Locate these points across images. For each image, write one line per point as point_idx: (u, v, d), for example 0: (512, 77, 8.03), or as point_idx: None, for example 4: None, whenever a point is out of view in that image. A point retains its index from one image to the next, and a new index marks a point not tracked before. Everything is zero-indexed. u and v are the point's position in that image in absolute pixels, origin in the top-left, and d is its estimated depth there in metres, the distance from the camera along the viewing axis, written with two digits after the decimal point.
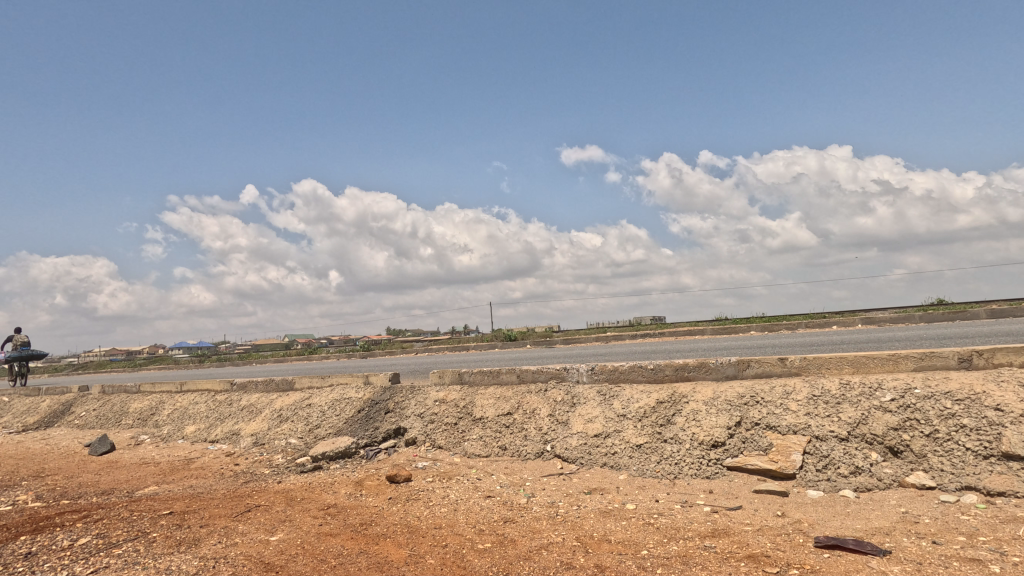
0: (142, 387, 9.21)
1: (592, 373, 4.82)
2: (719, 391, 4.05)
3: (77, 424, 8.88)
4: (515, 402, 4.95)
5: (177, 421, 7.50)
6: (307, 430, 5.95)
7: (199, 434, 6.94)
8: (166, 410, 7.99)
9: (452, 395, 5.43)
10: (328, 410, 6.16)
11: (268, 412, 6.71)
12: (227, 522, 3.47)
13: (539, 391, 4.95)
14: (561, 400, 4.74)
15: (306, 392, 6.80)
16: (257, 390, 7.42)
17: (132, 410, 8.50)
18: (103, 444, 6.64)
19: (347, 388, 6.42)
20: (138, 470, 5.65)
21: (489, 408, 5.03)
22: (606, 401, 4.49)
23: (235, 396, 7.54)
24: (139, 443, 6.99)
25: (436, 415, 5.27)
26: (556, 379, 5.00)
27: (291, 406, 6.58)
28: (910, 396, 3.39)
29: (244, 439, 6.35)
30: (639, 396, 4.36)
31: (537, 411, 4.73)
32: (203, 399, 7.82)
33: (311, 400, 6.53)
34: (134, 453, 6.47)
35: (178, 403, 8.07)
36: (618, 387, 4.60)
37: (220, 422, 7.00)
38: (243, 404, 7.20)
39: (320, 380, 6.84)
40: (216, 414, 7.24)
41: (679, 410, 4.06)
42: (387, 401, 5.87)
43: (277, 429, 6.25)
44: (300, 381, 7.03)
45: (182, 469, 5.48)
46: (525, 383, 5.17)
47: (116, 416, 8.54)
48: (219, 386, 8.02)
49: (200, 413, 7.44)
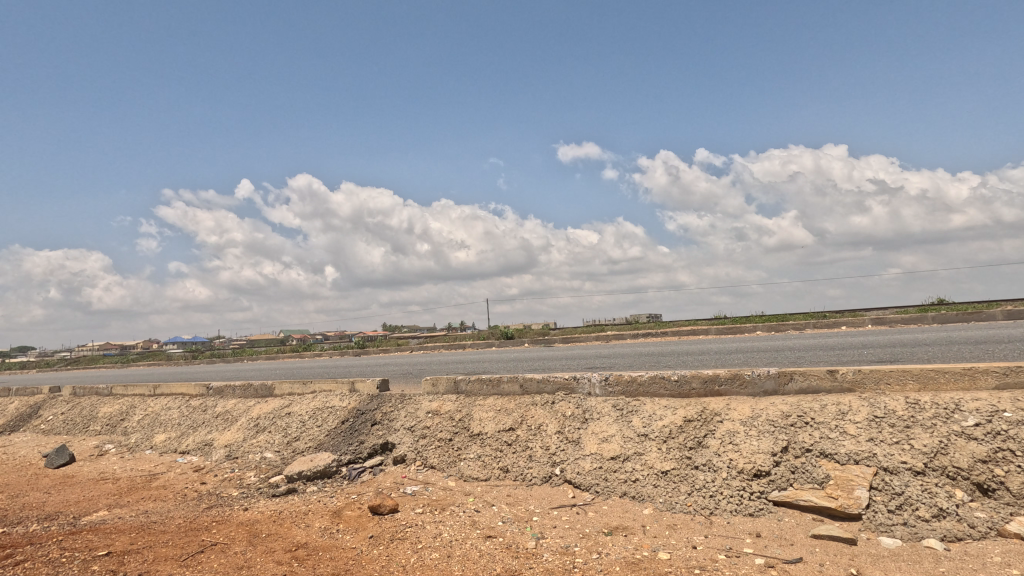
0: (113, 390, 8.56)
1: (606, 384, 4.23)
2: (758, 409, 3.47)
3: (42, 429, 8.22)
4: (518, 416, 4.36)
5: (146, 429, 6.87)
6: (286, 443, 5.35)
7: (169, 444, 6.31)
8: (136, 416, 7.36)
9: (447, 406, 4.84)
10: (309, 421, 5.55)
11: (244, 420, 6.10)
12: (172, 570, 2.85)
13: (546, 404, 4.36)
14: (570, 415, 4.15)
15: (286, 399, 6.18)
16: (235, 396, 6.80)
17: (101, 415, 7.86)
18: (61, 456, 6.01)
19: (331, 396, 5.82)
20: (93, 487, 5.02)
21: (488, 422, 4.44)
22: (624, 418, 3.91)
23: (210, 401, 6.92)
24: (103, 453, 6.37)
25: (428, 429, 4.67)
26: (564, 391, 4.41)
27: (269, 415, 5.97)
28: (999, 420, 2.80)
29: (216, 452, 5.74)
30: (662, 413, 3.78)
31: (543, 428, 4.15)
32: (176, 405, 7.19)
33: (291, 408, 5.92)
34: (94, 466, 5.84)
35: (150, 407, 7.44)
36: (636, 401, 4.01)
37: (192, 431, 6.38)
38: (218, 411, 6.58)
39: (302, 386, 6.23)
40: (189, 421, 6.62)
41: (712, 431, 3.47)
42: (374, 411, 5.27)
43: (252, 441, 5.65)
44: (280, 387, 6.42)
45: (142, 488, 4.86)
46: (529, 394, 4.58)
47: (84, 421, 7.90)
48: (194, 390, 7.39)
49: (172, 420, 6.82)
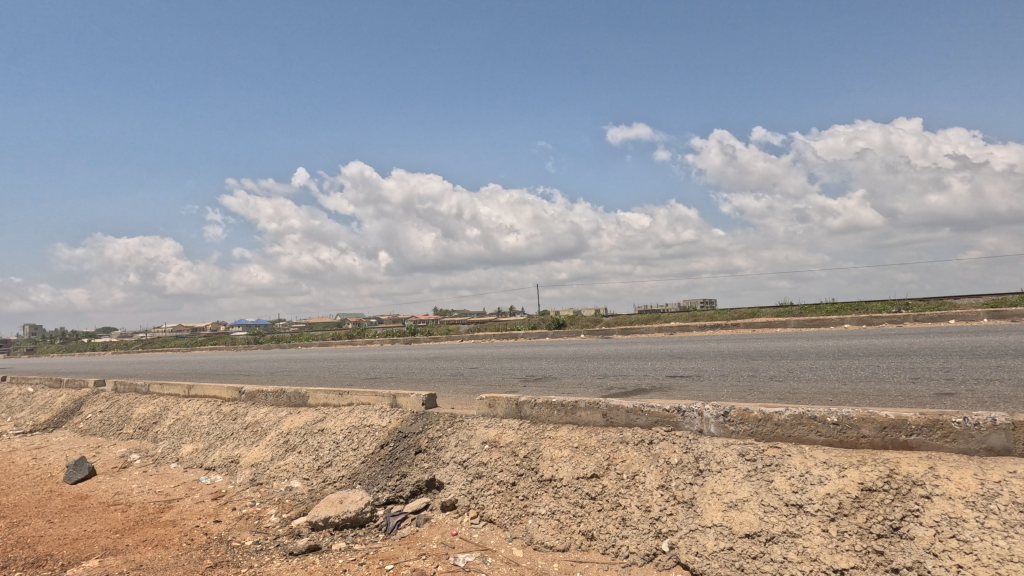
0: (151, 387, 8.06)
1: (726, 423, 3.11)
2: (992, 481, 2.26)
3: (81, 428, 7.82)
4: (603, 460, 3.30)
5: (176, 437, 6.25)
6: (316, 469, 4.52)
7: (195, 459, 5.64)
8: (168, 420, 6.76)
9: (508, 435, 3.84)
10: (343, 442, 4.68)
11: (273, 435, 5.34)
12: None
13: (640, 445, 3.28)
14: (676, 463, 3.05)
15: (319, 411, 5.35)
16: (267, 403, 6.07)
17: (135, 416, 7.34)
18: (80, 470, 5.41)
19: (369, 411, 4.92)
20: (99, 518, 4.31)
21: (562, 463, 3.41)
22: (759, 476, 2.76)
23: (241, 408, 6.21)
24: (127, 465, 5.76)
25: (484, 466, 3.69)
26: (665, 427, 3.31)
27: (300, 430, 5.17)
28: None
29: (241, 473, 5.01)
30: (821, 473, 2.61)
31: (639, 479, 3.08)
32: (207, 410, 6.55)
33: (324, 424, 5.07)
34: (112, 484, 5.19)
35: (182, 411, 6.83)
36: (775, 450, 2.86)
37: (220, 444, 5.69)
38: (248, 421, 5.85)
39: (337, 396, 5.38)
40: (218, 431, 5.94)
41: (916, 513, 2.29)
42: (418, 435, 4.33)
43: (280, 462, 4.86)
44: (314, 396, 5.60)
45: (150, 522, 4.11)
46: (615, 427, 3.51)
47: (119, 423, 7.41)
48: (226, 393, 6.72)
49: (201, 429, 6.16)
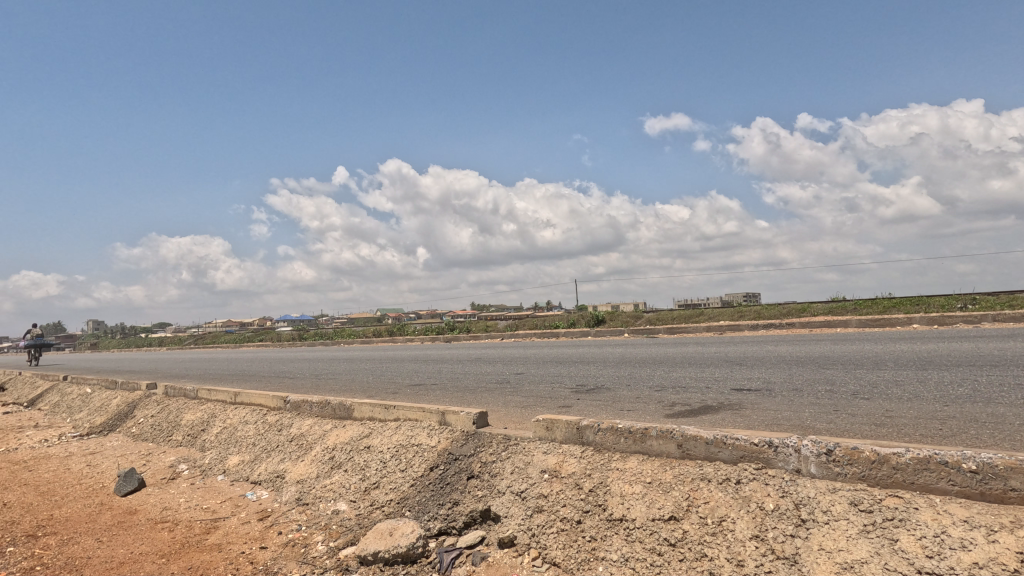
0: (199, 393, 8.09)
1: (829, 463, 2.70)
2: None
3: (133, 433, 7.91)
4: (682, 499, 2.91)
5: (223, 447, 6.17)
6: (363, 491, 4.30)
7: (241, 471, 5.53)
8: (215, 428, 6.71)
9: (570, 464, 3.50)
10: (390, 462, 4.44)
11: (319, 450, 5.16)
12: None
13: (725, 484, 2.88)
14: (772, 510, 2.64)
15: (365, 426, 5.14)
16: (313, 414, 5.91)
17: (184, 422, 7.35)
18: (129, 482, 5.36)
19: (417, 428, 4.66)
20: (146, 538, 4.20)
21: (633, 501, 3.05)
22: (880, 533, 2.32)
23: (286, 419, 6.08)
24: (176, 476, 5.71)
25: (545, 499, 3.36)
26: (754, 464, 2.91)
27: (346, 446, 4.97)
28: None
29: (287, 490, 4.85)
30: (963, 536, 2.18)
31: (728, 526, 2.67)
32: (253, 419, 6.46)
33: (371, 441, 4.84)
34: (160, 497, 5.12)
35: (229, 419, 6.77)
36: (897, 501, 2.42)
37: (266, 457, 5.57)
38: (293, 433, 5.71)
39: (383, 410, 5.15)
40: (264, 443, 5.82)
41: None
42: (470, 458, 4.04)
43: (326, 481, 4.67)
44: (359, 409, 5.39)
45: (196, 545, 3.96)
46: (693, 461, 3.13)
47: (169, 429, 7.44)
48: (272, 402, 6.62)
49: (247, 439, 6.06)
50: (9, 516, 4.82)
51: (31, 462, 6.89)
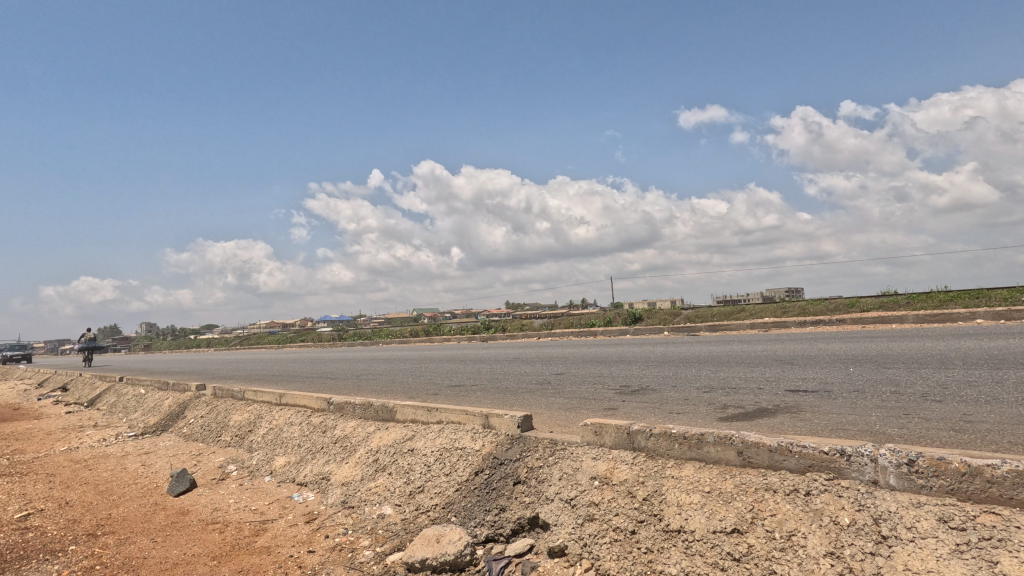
0: (246, 394, 8.26)
1: (911, 474, 2.49)
2: None
3: (184, 433, 8.14)
4: (745, 511, 2.73)
5: (269, 448, 6.26)
6: (408, 495, 4.25)
7: (288, 473, 5.58)
8: (261, 429, 6.82)
9: (621, 471, 3.36)
10: (434, 465, 4.39)
11: (363, 452, 5.16)
12: None
13: (794, 495, 2.69)
14: (848, 525, 2.44)
15: (408, 428, 5.10)
16: (356, 416, 5.93)
17: (232, 423, 7.51)
18: (181, 482, 5.48)
19: (460, 431, 4.59)
20: (198, 539, 4.26)
21: (692, 511, 2.88)
22: (977, 554, 2.11)
23: (330, 420, 6.12)
24: (225, 476, 5.81)
25: (596, 507, 3.23)
26: (824, 474, 2.71)
27: (389, 449, 4.94)
28: None
29: (333, 492, 4.86)
30: None
31: (799, 542, 2.48)
32: (298, 420, 6.53)
33: (414, 444, 4.80)
34: (211, 498, 5.21)
35: (274, 420, 6.87)
36: (994, 519, 2.20)
37: (311, 458, 5.61)
38: (337, 434, 5.73)
39: (426, 412, 5.11)
40: (309, 444, 5.87)
41: None
42: (516, 463, 3.94)
43: (371, 484, 4.65)
44: (402, 412, 5.37)
45: (246, 548, 3.99)
46: (755, 469, 2.94)
47: (218, 429, 7.62)
48: (316, 403, 6.68)
49: (293, 441, 6.13)
50: (70, 515, 4.99)
51: (91, 461, 7.16)
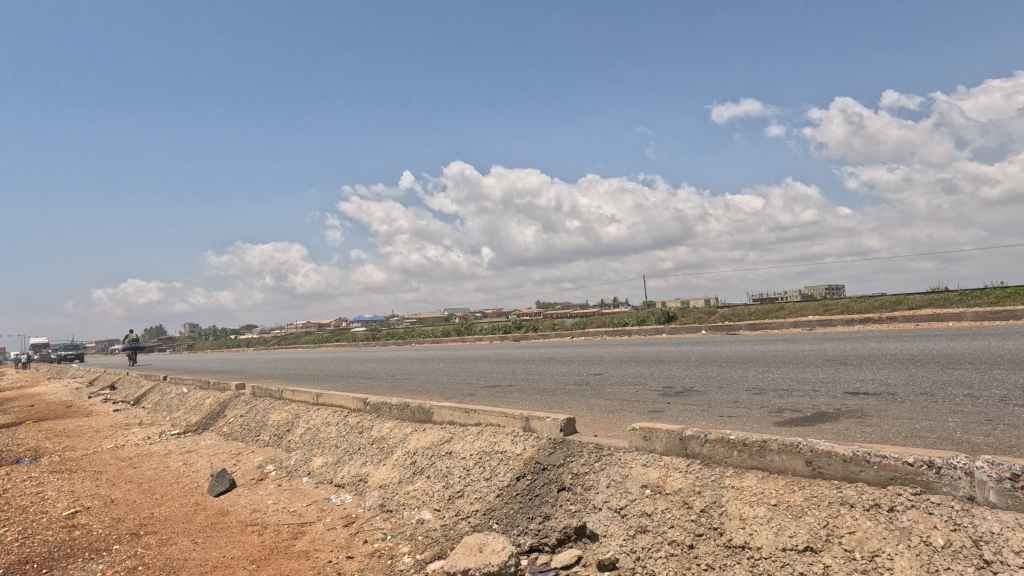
0: (283, 393, 8.31)
1: (1015, 491, 2.21)
2: None
3: (225, 432, 8.23)
4: (818, 527, 2.48)
5: (307, 448, 6.24)
6: (448, 500, 4.12)
7: (326, 474, 5.53)
8: (299, 429, 6.82)
9: (674, 480, 3.14)
10: (474, 469, 4.24)
11: (400, 454, 5.05)
12: None
13: (875, 511, 2.43)
14: (942, 546, 2.17)
15: (446, 430, 4.97)
16: (392, 417, 5.85)
17: (271, 422, 7.54)
18: (222, 482, 5.49)
19: (499, 434, 4.42)
20: (238, 541, 4.22)
21: (756, 525, 2.64)
22: None
23: (367, 421, 6.05)
24: (264, 477, 5.81)
25: (649, 518, 3.02)
26: (910, 488, 2.44)
27: (427, 451, 4.82)
28: None
29: (371, 495, 4.77)
30: None
31: (884, 564, 2.23)
32: (335, 421, 6.49)
33: (452, 447, 4.66)
34: (250, 499, 5.20)
35: (312, 420, 6.86)
36: None
37: (348, 459, 5.55)
38: (374, 435, 5.66)
39: (464, 414, 4.97)
40: (346, 445, 5.81)
41: None
42: (559, 469, 3.75)
43: (409, 487, 4.53)
44: (439, 413, 5.25)
45: (285, 552, 3.92)
46: (826, 480, 2.69)
47: (256, 429, 7.66)
48: (352, 403, 6.64)
49: (330, 441, 6.09)
50: (115, 513, 5.04)
51: (136, 459, 7.30)
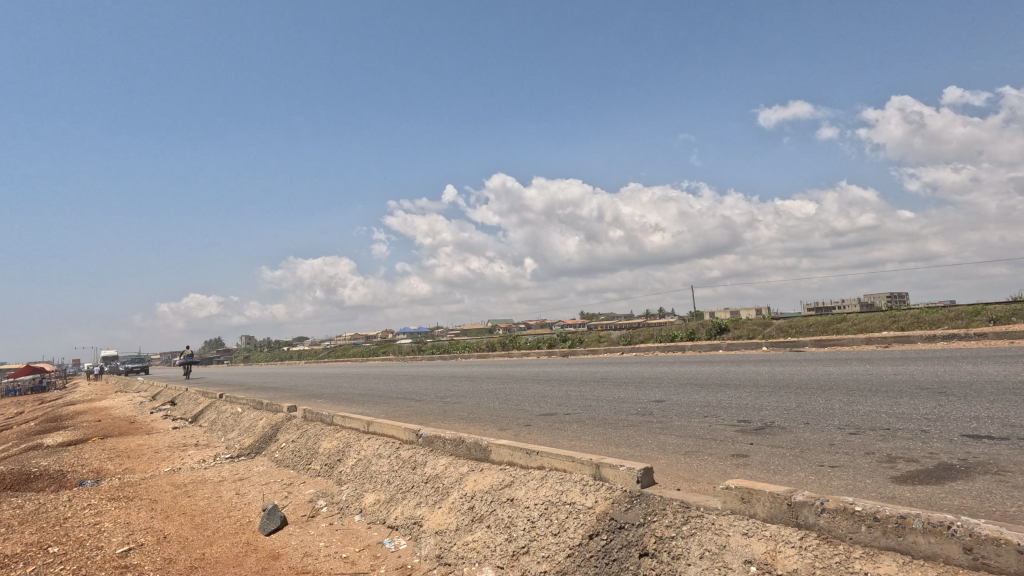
0: (334, 419, 8.15)
1: None
2: None
3: (277, 458, 8.13)
4: None
5: (359, 482, 5.99)
6: (511, 557, 3.73)
7: (378, 513, 5.24)
8: (350, 460, 6.59)
9: (786, 557, 2.64)
10: (539, 522, 3.84)
11: (456, 497, 4.71)
12: None
13: None
14: None
15: (506, 472, 4.60)
16: (447, 452, 5.52)
17: (322, 450, 7.37)
18: (273, 520, 5.29)
19: (566, 482, 4.01)
20: None
21: None
22: None
23: (420, 455, 5.75)
24: (315, 513, 5.58)
25: None
26: None
27: (486, 495, 4.46)
28: None
29: (426, 543, 4.43)
30: None
31: None
32: (386, 452, 6.23)
33: (514, 492, 4.28)
34: (301, 540, 4.96)
35: (363, 450, 6.62)
36: None
37: (402, 498, 5.25)
38: (428, 472, 5.34)
39: (525, 456, 4.58)
40: (399, 481, 5.52)
41: None
42: (640, 530, 3.30)
43: (467, 537, 4.17)
44: (498, 452, 4.89)
45: None
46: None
47: (308, 456, 7.51)
48: (404, 434, 6.36)
49: (382, 476, 5.82)
50: (167, 553, 4.89)
51: (190, 487, 7.24)
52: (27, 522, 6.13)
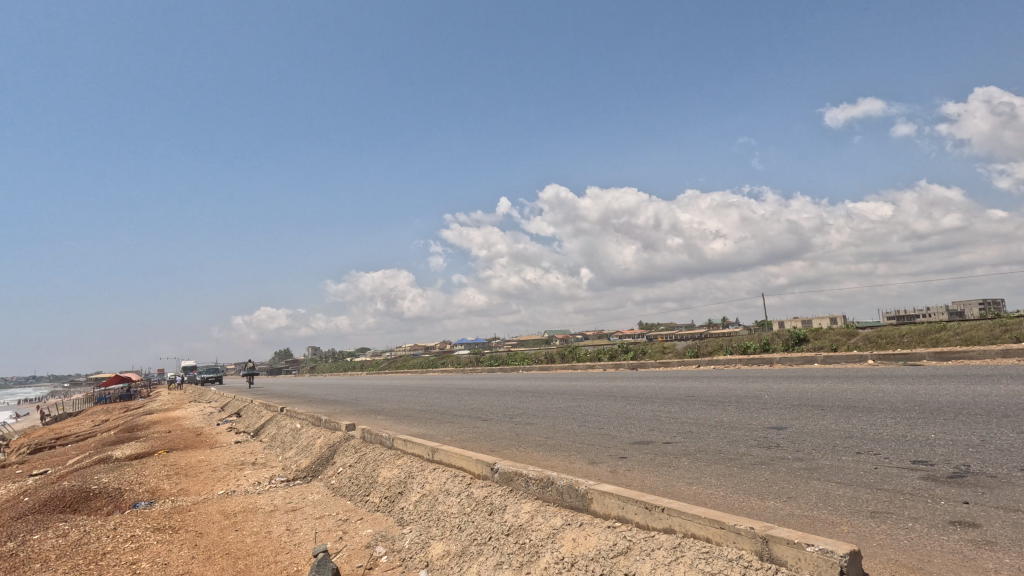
0: (395, 443, 7.25)
1: None
2: None
3: (333, 485, 7.31)
4: None
5: (424, 525, 4.99)
6: None
7: (448, 571, 4.20)
8: (413, 495, 5.62)
9: None
10: None
11: (551, 562, 3.59)
12: None
13: None
14: None
15: (617, 533, 3.45)
16: (533, 496, 4.43)
17: (381, 479, 6.47)
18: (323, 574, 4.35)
19: (717, 562, 2.80)
20: None
21: None
22: None
23: (498, 496, 4.69)
24: (374, 565, 4.61)
25: None
26: None
27: (594, 567, 3.30)
28: None
29: None
30: None
31: None
32: (456, 489, 5.21)
33: (635, 566, 3.11)
34: None
35: (427, 484, 5.64)
36: None
37: (476, 553, 4.18)
38: (509, 521, 4.26)
39: (645, 512, 3.42)
40: (473, 529, 4.48)
41: None
42: None
43: None
44: (604, 502, 3.76)
45: None
46: None
47: (366, 486, 6.62)
48: (476, 467, 5.33)
49: (451, 520, 4.79)
50: None
51: (240, 517, 6.50)
52: (64, 556, 5.51)
